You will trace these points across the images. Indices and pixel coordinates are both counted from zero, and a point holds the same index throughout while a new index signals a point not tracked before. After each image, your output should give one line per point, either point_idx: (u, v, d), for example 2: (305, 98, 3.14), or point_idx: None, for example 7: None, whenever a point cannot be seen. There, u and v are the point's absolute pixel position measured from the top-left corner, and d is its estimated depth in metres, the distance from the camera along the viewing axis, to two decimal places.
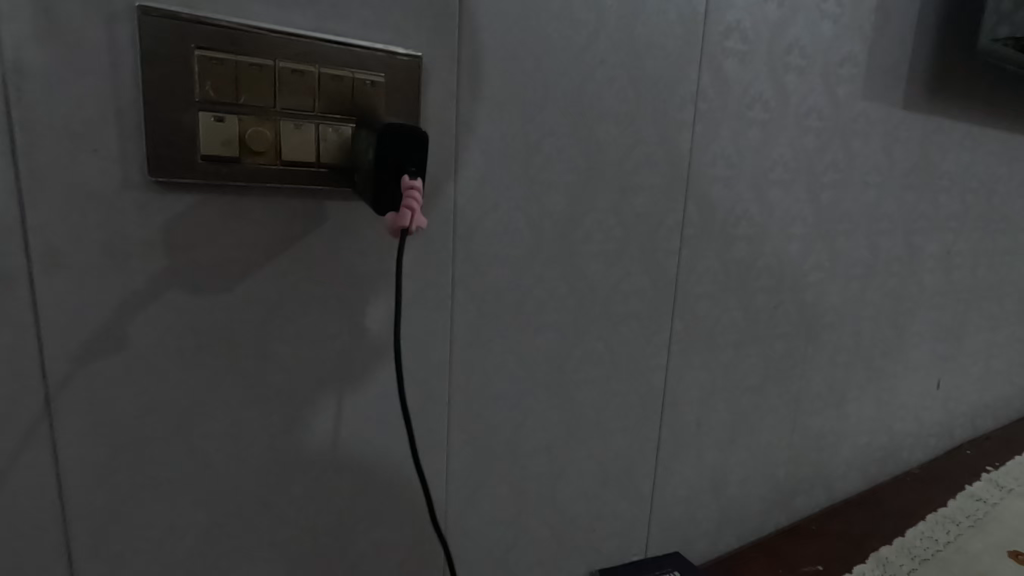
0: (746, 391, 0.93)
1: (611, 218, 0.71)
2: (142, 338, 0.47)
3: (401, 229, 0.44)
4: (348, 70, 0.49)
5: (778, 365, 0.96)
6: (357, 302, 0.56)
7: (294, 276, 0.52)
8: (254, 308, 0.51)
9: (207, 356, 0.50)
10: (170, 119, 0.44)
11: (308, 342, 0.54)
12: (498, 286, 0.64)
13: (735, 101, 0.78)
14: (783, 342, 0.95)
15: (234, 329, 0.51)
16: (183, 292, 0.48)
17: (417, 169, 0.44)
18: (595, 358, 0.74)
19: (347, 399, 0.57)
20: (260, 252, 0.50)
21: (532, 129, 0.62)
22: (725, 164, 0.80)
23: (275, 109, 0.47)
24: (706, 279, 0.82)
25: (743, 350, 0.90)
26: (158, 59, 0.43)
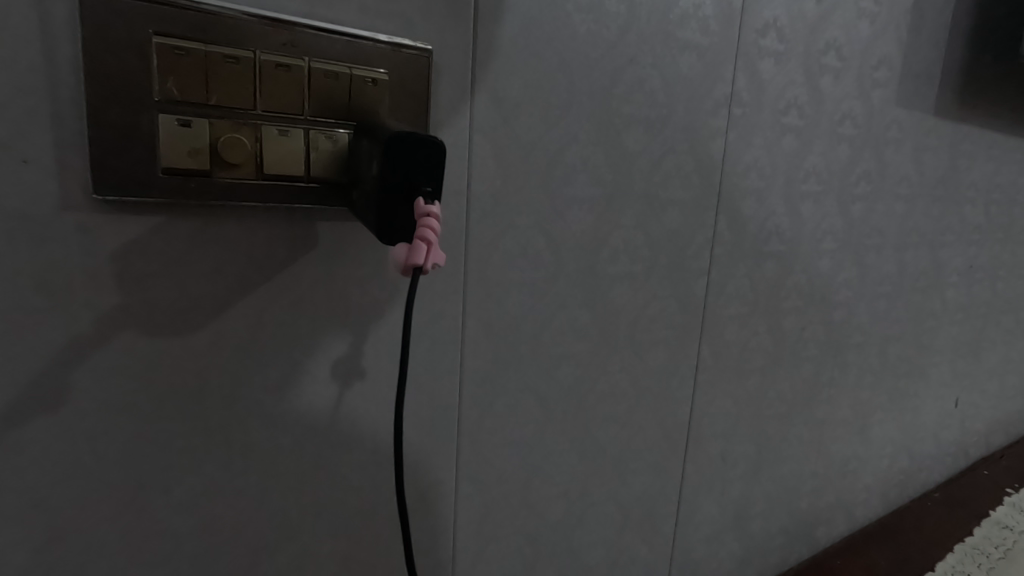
0: (772, 419, 0.86)
1: (639, 235, 0.63)
2: (85, 395, 0.38)
3: (411, 266, 0.36)
4: (344, 64, 0.41)
5: (805, 390, 0.89)
6: (351, 342, 0.47)
7: (277, 310, 0.44)
8: (228, 353, 0.43)
9: (170, 412, 0.41)
10: (119, 124, 0.35)
11: (294, 387, 0.46)
12: (514, 315, 0.56)
13: (770, 106, 0.71)
14: (810, 366, 0.88)
15: (204, 378, 0.42)
16: (138, 335, 0.39)
17: (434, 189, 0.36)
18: (617, 391, 0.66)
19: (340, 451, 0.49)
20: (236, 284, 0.42)
21: (554, 137, 0.54)
22: (758, 175, 0.72)
23: (256, 111, 0.38)
24: (735, 300, 0.75)
25: (770, 376, 0.83)
26: (104, 47, 0.34)
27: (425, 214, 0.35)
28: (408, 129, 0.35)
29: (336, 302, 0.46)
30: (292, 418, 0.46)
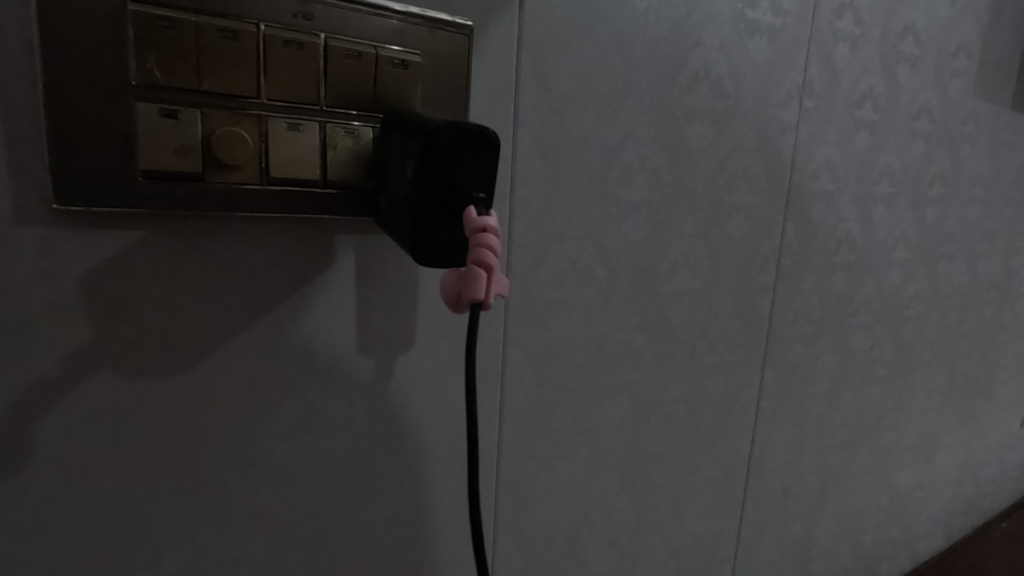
0: (836, 449, 0.77)
1: (700, 247, 0.55)
2: (47, 455, 0.31)
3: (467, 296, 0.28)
4: (368, 42, 0.33)
5: (871, 416, 0.80)
6: (375, 380, 0.39)
7: (286, 343, 0.36)
8: (227, 397, 0.35)
9: (156, 471, 0.34)
10: (87, 117, 0.28)
11: (306, 434, 0.38)
12: (562, 341, 0.48)
13: (844, 98, 0.62)
14: (877, 388, 0.79)
15: (198, 429, 0.34)
16: (115, 379, 0.32)
17: (488, 196, 0.28)
18: (674, 424, 0.58)
19: (362, 508, 0.41)
20: (236, 314, 0.34)
21: (610, 133, 0.46)
22: (829, 177, 0.64)
23: (260, 99, 0.31)
24: (802, 318, 0.66)
25: (836, 401, 0.74)
26: (65, 19, 0.27)
27: (480, 228, 0.27)
28: (456, 120, 0.27)
29: (357, 332, 0.38)
30: (306, 472, 0.38)
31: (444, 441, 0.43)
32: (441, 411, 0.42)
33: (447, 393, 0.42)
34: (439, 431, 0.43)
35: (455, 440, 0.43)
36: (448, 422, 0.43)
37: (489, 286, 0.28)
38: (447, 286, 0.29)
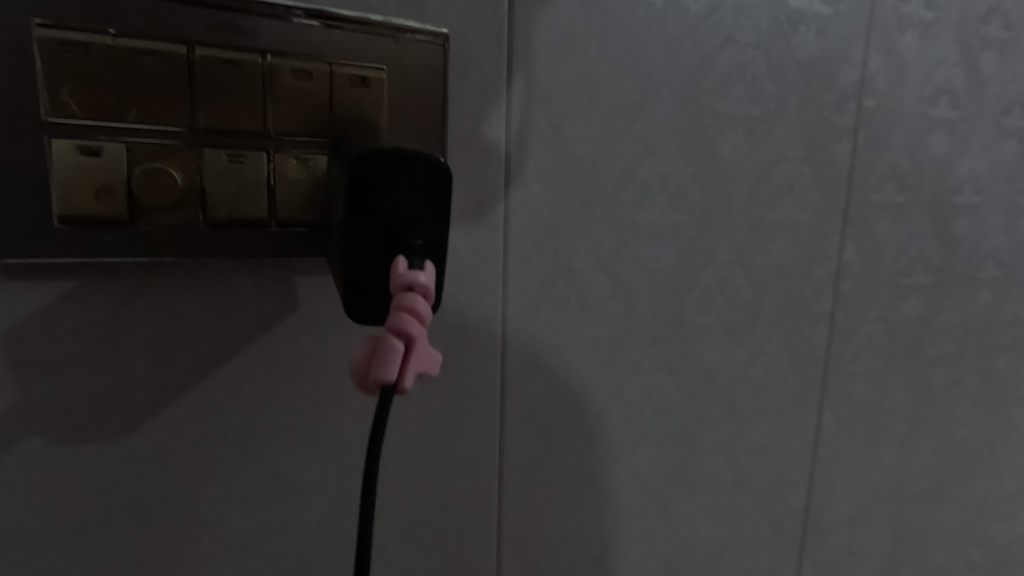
0: (915, 500, 0.66)
1: (739, 273, 0.47)
2: None
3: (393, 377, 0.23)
4: (320, 57, 0.29)
5: (960, 462, 0.68)
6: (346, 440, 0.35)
7: (242, 398, 0.32)
8: (175, 462, 0.31)
9: (96, 546, 0.30)
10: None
11: (269, 499, 0.34)
12: (572, 386, 0.42)
13: (914, 94, 0.53)
14: (968, 430, 0.67)
15: (142, 497, 0.31)
16: (49, 443, 0.29)
17: (427, 244, 0.23)
18: (712, 477, 0.50)
19: None
20: (183, 368, 0.31)
21: (623, 147, 0.40)
22: (898, 186, 0.54)
23: (194, 129, 0.27)
24: (866, 351, 0.57)
25: (913, 445, 0.63)
26: None
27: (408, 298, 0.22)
28: (387, 144, 0.23)
29: (324, 385, 0.34)
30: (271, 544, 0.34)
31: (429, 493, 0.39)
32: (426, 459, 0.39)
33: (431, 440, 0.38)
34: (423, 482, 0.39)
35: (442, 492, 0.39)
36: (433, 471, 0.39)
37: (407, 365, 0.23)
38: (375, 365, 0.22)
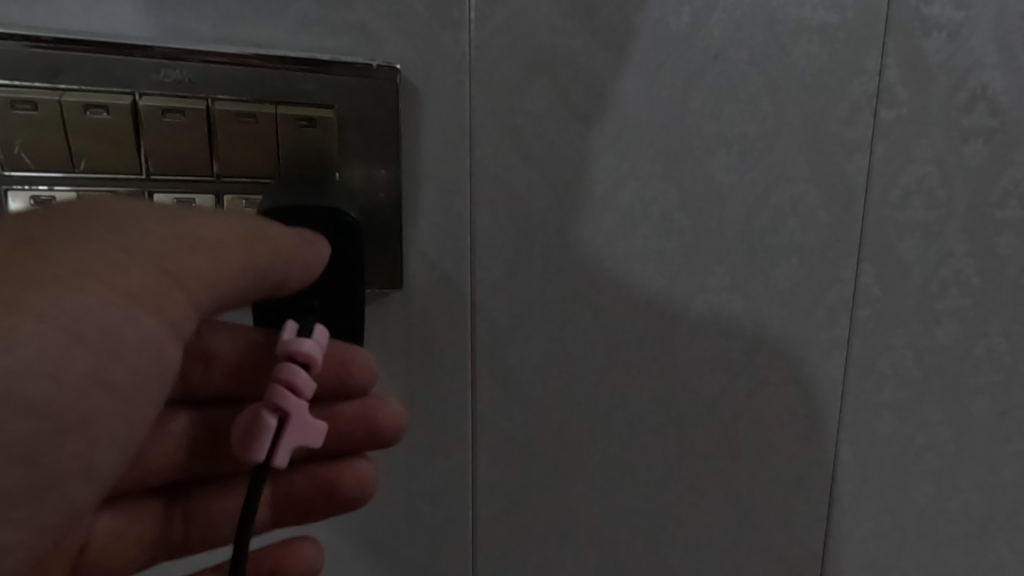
0: (972, 561, 0.55)
1: (735, 300, 0.44)
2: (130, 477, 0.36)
3: (268, 450, 0.28)
4: (269, 102, 0.31)
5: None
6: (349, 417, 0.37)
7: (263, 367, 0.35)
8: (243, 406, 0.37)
9: (199, 449, 0.37)
10: None
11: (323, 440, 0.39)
12: (548, 418, 0.41)
13: (942, 100, 0.46)
14: None
15: (230, 389, 0.36)
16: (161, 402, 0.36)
17: (324, 305, 0.31)
18: (709, 517, 0.47)
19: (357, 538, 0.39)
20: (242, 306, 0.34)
21: (598, 173, 0.39)
22: (924, 203, 0.47)
23: (142, 175, 0.30)
24: (891, 382, 0.50)
25: (961, 496, 0.54)
26: None
27: (287, 378, 0.28)
28: (304, 202, 0.30)
29: (345, 379, 0.35)
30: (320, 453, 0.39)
31: (399, 517, 0.39)
32: (394, 483, 0.39)
33: (399, 465, 0.39)
34: (392, 505, 0.39)
35: (412, 518, 0.40)
36: (401, 496, 0.39)
37: (278, 442, 0.28)
38: (255, 433, 0.28)
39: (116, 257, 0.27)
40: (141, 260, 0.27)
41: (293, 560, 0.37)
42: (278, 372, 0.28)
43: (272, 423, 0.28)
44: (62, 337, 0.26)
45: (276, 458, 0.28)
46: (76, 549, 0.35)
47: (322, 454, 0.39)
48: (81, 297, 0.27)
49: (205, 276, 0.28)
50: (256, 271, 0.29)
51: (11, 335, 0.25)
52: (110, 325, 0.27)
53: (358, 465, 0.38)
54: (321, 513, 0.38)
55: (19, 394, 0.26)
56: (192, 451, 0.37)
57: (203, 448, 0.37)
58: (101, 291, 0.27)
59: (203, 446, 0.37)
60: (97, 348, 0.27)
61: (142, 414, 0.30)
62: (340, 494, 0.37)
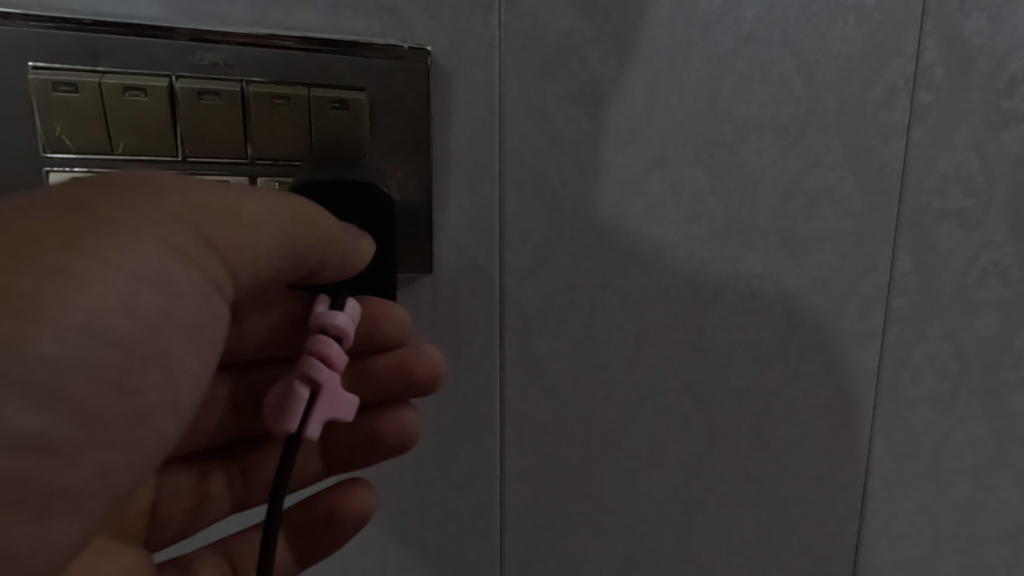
0: (1015, 562, 0.53)
1: (766, 287, 0.43)
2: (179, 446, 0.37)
3: (302, 422, 0.28)
4: (302, 84, 0.31)
5: None
6: (387, 370, 0.37)
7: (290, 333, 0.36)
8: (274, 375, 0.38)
9: (242, 409, 0.37)
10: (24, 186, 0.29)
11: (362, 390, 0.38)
12: (575, 406, 0.40)
13: (985, 82, 0.44)
14: None
15: (264, 351, 0.36)
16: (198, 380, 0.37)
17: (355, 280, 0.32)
18: (739, 510, 0.46)
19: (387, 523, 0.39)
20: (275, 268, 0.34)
21: (627, 158, 0.38)
22: (964, 190, 0.45)
23: (179, 157, 0.30)
24: (927, 374, 0.48)
25: (1004, 495, 0.52)
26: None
27: (317, 350, 0.29)
28: (335, 178, 0.31)
29: (375, 333, 0.34)
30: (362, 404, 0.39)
31: (428, 504, 0.39)
32: (423, 469, 0.39)
33: (427, 451, 0.39)
34: (421, 492, 0.39)
35: (442, 504, 0.39)
36: (429, 482, 0.39)
37: (309, 415, 0.28)
38: (287, 406, 0.28)
39: (167, 214, 0.27)
40: (183, 223, 0.27)
41: (346, 501, 0.36)
42: (308, 344, 0.29)
43: (304, 395, 0.28)
44: (124, 286, 0.26)
45: (306, 430, 0.28)
46: (147, 512, 0.36)
47: (365, 404, 0.39)
48: (137, 248, 0.26)
49: (246, 239, 0.28)
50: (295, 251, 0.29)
51: (80, 276, 0.25)
52: (165, 277, 0.27)
53: (400, 412, 0.37)
54: (370, 462, 0.38)
55: (94, 326, 0.25)
56: (234, 411, 0.37)
57: (244, 406, 0.37)
58: (152, 250, 0.27)
59: (244, 404, 0.37)
60: (159, 292, 0.27)
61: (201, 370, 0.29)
62: (385, 443, 0.37)
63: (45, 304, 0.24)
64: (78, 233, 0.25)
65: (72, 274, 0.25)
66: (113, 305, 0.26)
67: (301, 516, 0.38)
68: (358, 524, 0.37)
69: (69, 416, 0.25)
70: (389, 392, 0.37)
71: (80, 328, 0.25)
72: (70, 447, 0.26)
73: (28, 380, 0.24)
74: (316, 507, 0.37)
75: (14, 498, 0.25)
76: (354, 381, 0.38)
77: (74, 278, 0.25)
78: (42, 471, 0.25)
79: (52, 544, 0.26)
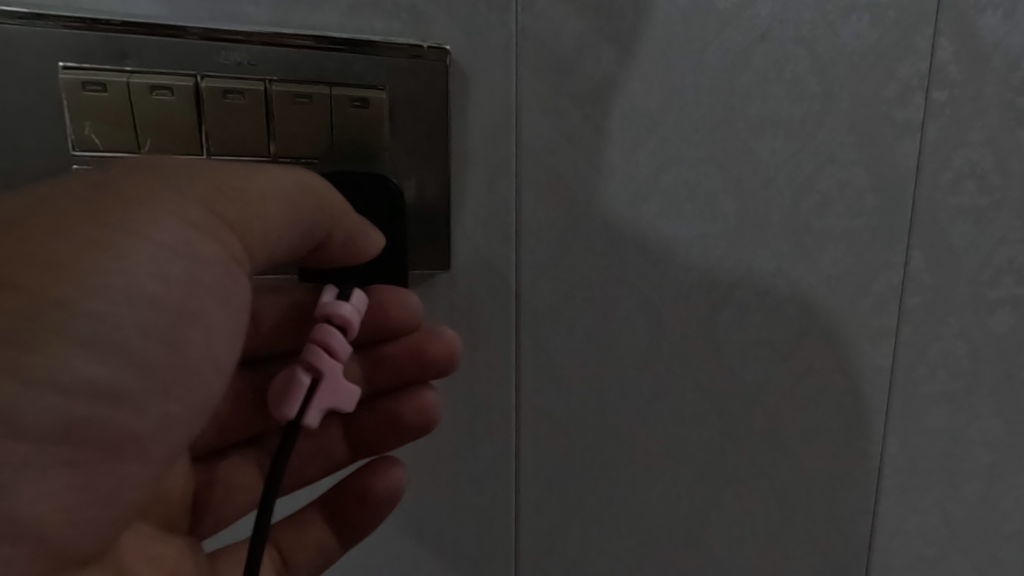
0: None
1: (779, 284, 0.43)
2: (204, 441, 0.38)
3: (300, 409, 0.29)
4: (323, 82, 0.32)
5: None
6: (404, 355, 0.38)
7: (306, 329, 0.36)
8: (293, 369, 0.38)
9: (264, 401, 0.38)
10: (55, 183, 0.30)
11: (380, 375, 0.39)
12: (589, 402, 0.41)
13: (1002, 79, 0.43)
14: None
15: (282, 346, 0.37)
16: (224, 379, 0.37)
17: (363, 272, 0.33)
18: (751, 506, 0.46)
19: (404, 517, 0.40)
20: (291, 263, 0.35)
21: (642, 155, 0.38)
22: (980, 187, 0.45)
23: (203, 155, 0.31)
24: (941, 372, 0.48)
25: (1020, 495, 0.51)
26: (31, 90, 0.29)
27: (319, 339, 0.29)
28: (342, 170, 0.32)
29: (389, 319, 0.35)
30: (381, 389, 0.39)
31: (443, 498, 0.40)
32: (438, 463, 0.39)
33: (442, 445, 0.39)
34: (437, 485, 0.40)
35: (457, 499, 0.40)
36: (445, 476, 0.39)
37: (307, 403, 0.29)
38: (288, 394, 0.29)
39: (188, 185, 0.28)
40: (197, 197, 0.28)
41: (375, 479, 0.37)
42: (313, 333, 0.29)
43: (305, 382, 0.29)
44: (151, 255, 0.27)
45: (305, 417, 0.29)
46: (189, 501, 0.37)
47: (384, 388, 0.39)
48: (169, 214, 0.27)
49: (266, 205, 0.29)
50: (302, 221, 0.30)
51: (117, 244, 0.26)
52: (197, 241, 0.28)
53: (419, 394, 0.38)
54: (393, 441, 0.39)
55: (135, 289, 0.26)
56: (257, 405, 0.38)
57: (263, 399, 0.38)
58: (174, 220, 0.27)
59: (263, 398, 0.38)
60: (192, 256, 0.28)
61: (233, 326, 0.30)
62: (406, 423, 0.38)
63: (92, 269, 0.25)
64: (107, 208, 0.26)
65: (111, 242, 0.26)
66: (143, 271, 0.26)
67: (336, 498, 0.38)
68: (393, 500, 0.37)
69: (123, 372, 0.27)
70: (407, 377, 0.38)
71: (123, 290, 0.26)
72: (122, 403, 0.27)
73: (83, 339, 0.25)
74: (350, 488, 0.38)
75: (85, 447, 0.26)
76: (372, 367, 0.39)
77: (113, 246, 0.26)
78: (103, 424, 0.27)
79: (128, 483, 0.28)
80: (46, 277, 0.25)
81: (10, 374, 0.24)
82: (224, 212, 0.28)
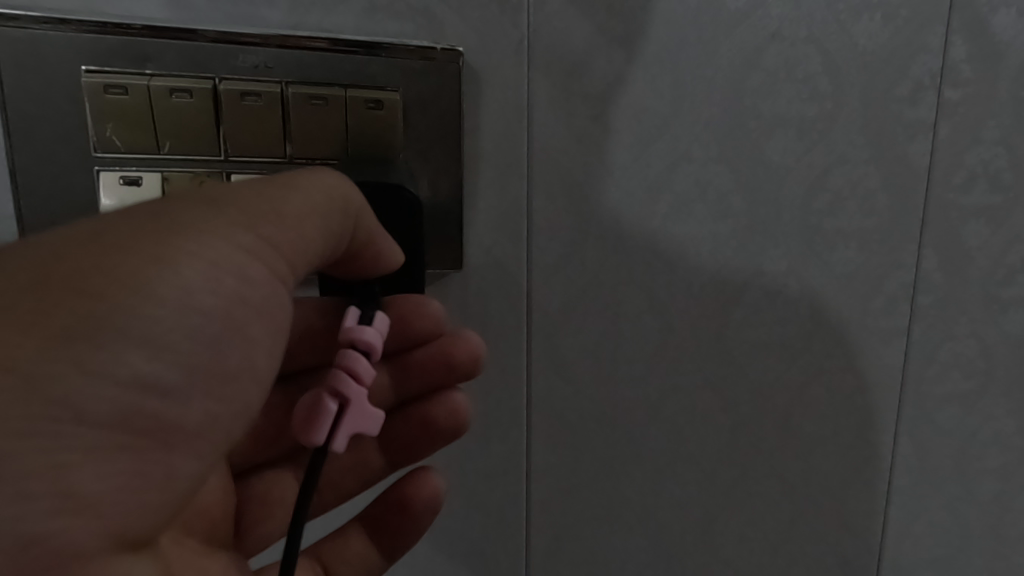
0: None
1: (790, 284, 0.43)
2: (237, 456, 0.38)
3: (328, 436, 0.28)
4: (339, 85, 0.32)
5: None
6: (430, 360, 0.38)
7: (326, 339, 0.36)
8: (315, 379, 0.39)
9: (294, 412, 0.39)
10: (79, 185, 0.31)
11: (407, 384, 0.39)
12: (600, 401, 0.41)
13: (1014, 76, 0.43)
14: None
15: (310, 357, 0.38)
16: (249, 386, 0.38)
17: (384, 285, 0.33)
18: (762, 505, 0.46)
19: None
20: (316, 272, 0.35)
21: (652, 156, 0.38)
22: (993, 186, 0.45)
23: (222, 157, 0.32)
24: (954, 372, 0.48)
25: None
26: (55, 94, 0.30)
27: (346, 365, 0.29)
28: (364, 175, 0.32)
29: (417, 328, 0.36)
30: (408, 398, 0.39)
31: (456, 496, 0.40)
32: (452, 461, 0.40)
33: (456, 444, 0.40)
34: (450, 484, 0.40)
35: (470, 497, 0.40)
36: (458, 474, 0.40)
37: (335, 430, 0.28)
38: (314, 420, 0.28)
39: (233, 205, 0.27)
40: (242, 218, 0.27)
41: (415, 487, 0.37)
42: (338, 358, 0.29)
43: (332, 409, 0.28)
44: (201, 272, 0.26)
45: (333, 442, 0.28)
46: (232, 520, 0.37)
47: (412, 396, 0.39)
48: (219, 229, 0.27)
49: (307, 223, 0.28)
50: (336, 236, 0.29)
51: (170, 256, 0.25)
52: (245, 255, 0.27)
53: (448, 398, 0.38)
54: (426, 449, 0.39)
55: (186, 298, 0.26)
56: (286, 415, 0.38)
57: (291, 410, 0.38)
58: (223, 237, 0.27)
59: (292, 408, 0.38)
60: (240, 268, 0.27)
61: (275, 339, 0.29)
62: (438, 428, 0.38)
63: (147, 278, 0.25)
64: (160, 224, 0.25)
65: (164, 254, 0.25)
66: (194, 287, 0.26)
67: (377, 510, 0.38)
68: (433, 509, 0.37)
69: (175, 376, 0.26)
70: (435, 381, 0.38)
71: (176, 298, 0.25)
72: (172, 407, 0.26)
73: (137, 345, 0.25)
74: (390, 497, 0.38)
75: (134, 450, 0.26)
76: (401, 375, 0.39)
77: (166, 258, 0.25)
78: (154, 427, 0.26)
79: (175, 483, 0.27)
80: (104, 284, 0.24)
81: (74, 369, 0.24)
82: (268, 232, 0.27)
